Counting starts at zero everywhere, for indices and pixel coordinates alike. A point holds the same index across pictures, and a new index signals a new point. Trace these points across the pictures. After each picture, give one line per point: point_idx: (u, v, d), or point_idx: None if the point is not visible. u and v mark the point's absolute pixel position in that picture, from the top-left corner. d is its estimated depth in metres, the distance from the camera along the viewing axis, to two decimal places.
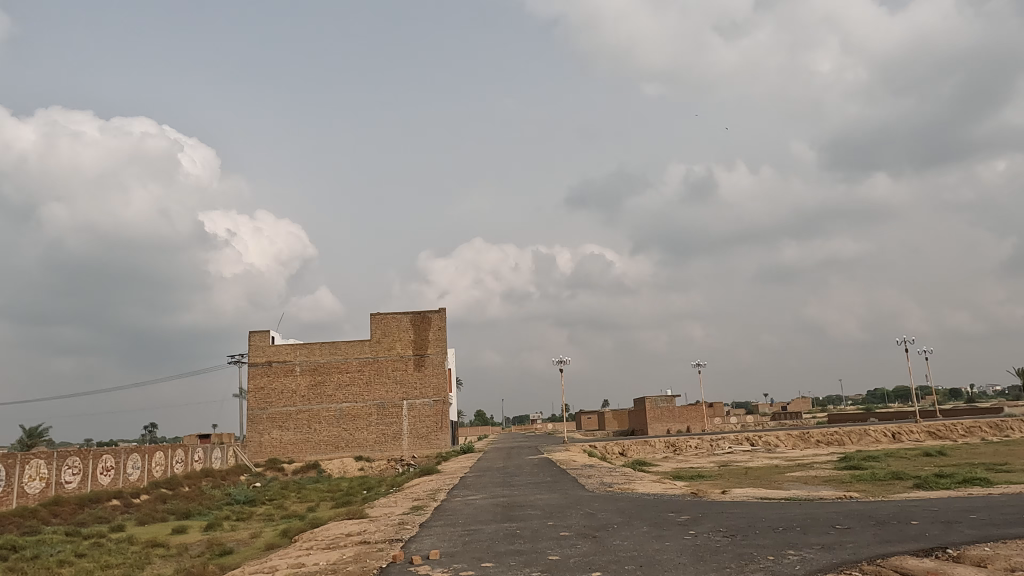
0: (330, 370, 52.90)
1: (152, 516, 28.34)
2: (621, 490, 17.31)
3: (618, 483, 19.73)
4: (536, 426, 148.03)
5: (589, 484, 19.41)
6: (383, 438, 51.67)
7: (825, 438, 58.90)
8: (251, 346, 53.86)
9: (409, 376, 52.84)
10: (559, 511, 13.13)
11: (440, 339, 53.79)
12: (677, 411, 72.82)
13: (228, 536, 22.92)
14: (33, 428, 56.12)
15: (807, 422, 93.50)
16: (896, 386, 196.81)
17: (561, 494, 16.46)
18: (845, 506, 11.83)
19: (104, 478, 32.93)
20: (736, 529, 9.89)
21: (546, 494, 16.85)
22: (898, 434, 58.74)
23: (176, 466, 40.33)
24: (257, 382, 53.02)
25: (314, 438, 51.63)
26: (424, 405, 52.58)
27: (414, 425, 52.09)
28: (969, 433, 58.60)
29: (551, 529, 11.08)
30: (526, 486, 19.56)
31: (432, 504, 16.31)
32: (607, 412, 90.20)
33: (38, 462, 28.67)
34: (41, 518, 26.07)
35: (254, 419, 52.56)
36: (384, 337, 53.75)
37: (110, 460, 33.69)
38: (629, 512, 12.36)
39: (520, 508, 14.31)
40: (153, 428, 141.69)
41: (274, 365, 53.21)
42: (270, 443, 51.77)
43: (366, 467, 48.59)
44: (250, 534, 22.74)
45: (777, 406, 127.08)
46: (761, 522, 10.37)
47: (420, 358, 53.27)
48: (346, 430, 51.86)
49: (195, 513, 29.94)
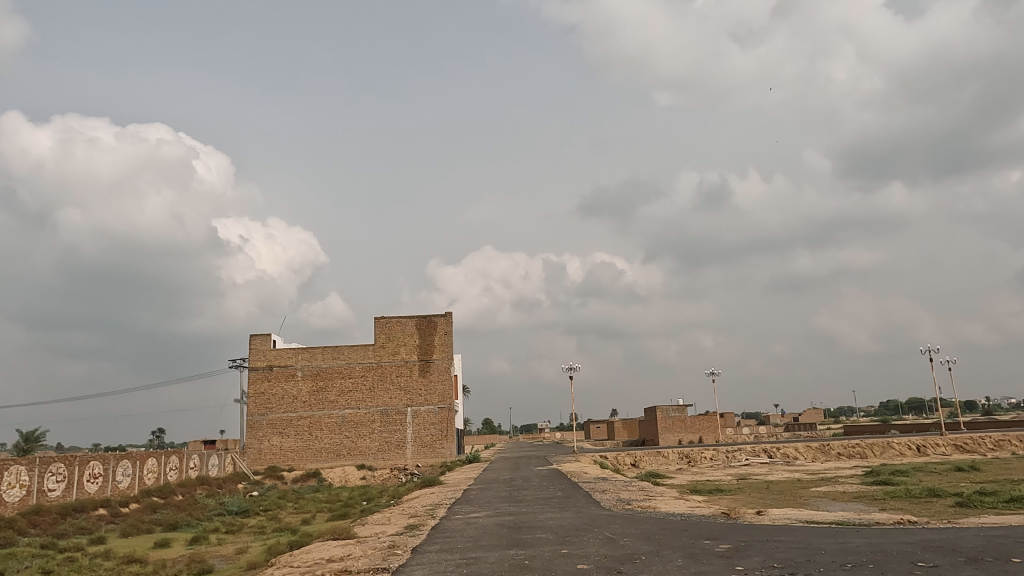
0: (332, 375, 51.27)
1: (137, 528, 26.76)
2: (643, 509, 15.38)
3: (636, 500, 17.80)
4: (543, 435, 145.66)
5: (605, 499, 17.58)
6: (387, 445, 49.98)
7: (847, 450, 56.50)
8: (252, 350, 52.29)
9: (414, 382, 51.12)
10: (574, 537, 11.31)
11: (446, 344, 52.09)
12: (689, 422, 70.63)
13: (212, 551, 21.22)
14: (30, 433, 54.74)
15: (823, 434, 90.66)
16: (912, 399, 191.99)
17: (575, 513, 14.63)
18: (916, 536, 9.93)
19: (91, 486, 31.32)
20: (796, 565, 8.03)
21: (559, 512, 15.05)
22: (924, 447, 56.35)
23: (170, 473, 38.63)
24: (257, 386, 51.48)
25: (315, 445, 49.98)
26: (429, 412, 50.81)
27: (419, 433, 50.30)
28: (999, 447, 55.80)
29: (566, 560, 9.30)
30: (533, 503, 17.71)
31: (430, 522, 14.52)
32: (618, 420, 88.33)
33: (18, 468, 27.09)
34: (18, 528, 24.51)
35: (254, 426, 50.90)
36: (388, 341, 52.11)
37: (98, 467, 32.01)
38: (657, 538, 10.52)
39: (528, 530, 12.52)
40: (161, 431, 141.77)
41: (275, 369, 51.67)
42: (270, 450, 50.13)
43: (369, 476, 46.91)
44: (237, 549, 21.07)
45: (788, 418, 124.46)
46: (822, 555, 8.56)
47: (425, 363, 51.55)
48: (347, 437, 50.17)
49: (183, 524, 28.22)
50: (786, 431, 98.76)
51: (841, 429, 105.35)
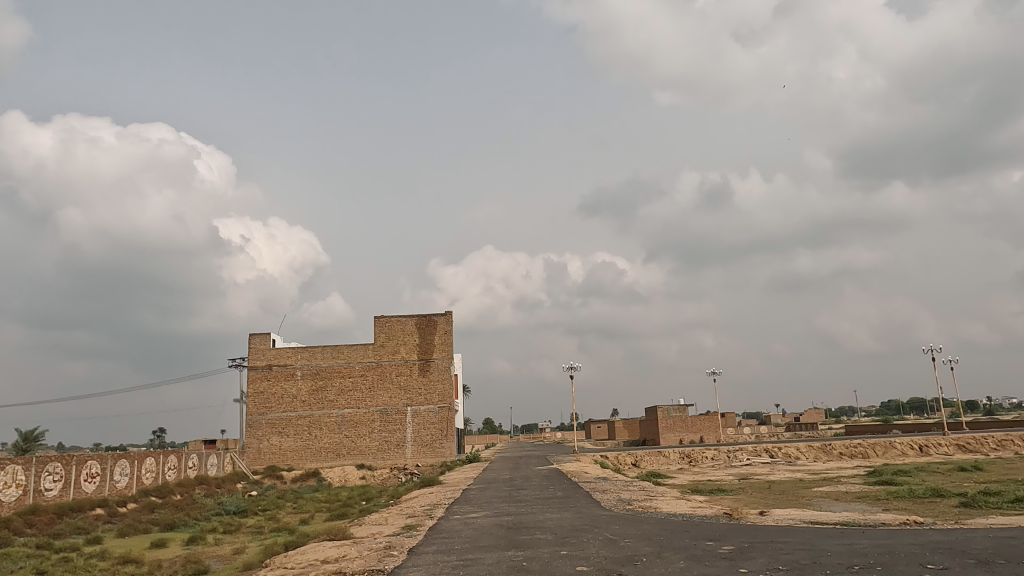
0: (332, 375, 51.08)
1: (134, 528, 26.55)
2: (643, 510, 15.17)
3: (637, 501, 17.58)
4: (543, 435, 145.22)
5: (605, 500, 17.35)
6: (387, 445, 49.77)
7: (849, 450, 56.23)
8: (251, 350, 52.10)
9: (413, 382, 50.90)
10: (573, 538, 11.08)
11: (446, 343, 51.88)
12: (690, 421, 70.37)
13: (209, 552, 21.02)
14: (29, 432, 54.57)
15: (824, 434, 90.43)
16: (913, 399, 191.60)
17: (575, 514, 14.40)
18: (924, 537, 9.71)
19: (89, 485, 31.13)
20: (801, 567, 7.82)
21: (558, 512, 14.83)
22: (926, 447, 56.08)
23: (168, 472, 38.44)
24: (256, 386, 51.28)
25: (315, 445, 49.79)
26: (428, 412, 50.59)
27: (418, 433, 50.09)
28: (1002, 447, 55.52)
29: (565, 562, 9.08)
30: (533, 503, 17.48)
31: (428, 523, 14.29)
32: (618, 420, 88.07)
33: (14, 468, 26.88)
34: (14, 528, 24.32)
35: (253, 425, 50.70)
36: (387, 341, 51.90)
37: (95, 467, 31.81)
38: (658, 540, 10.31)
39: (527, 531, 12.29)
40: (161, 432, 141.61)
41: (275, 369, 51.48)
42: (269, 450, 49.94)
43: (368, 476, 46.71)
44: (234, 550, 20.87)
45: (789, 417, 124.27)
46: (828, 557, 8.34)
47: (425, 362, 51.34)
48: (347, 437, 49.97)
49: (180, 524, 28.01)
50: (787, 431, 98.43)
51: (842, 429, 105.08)
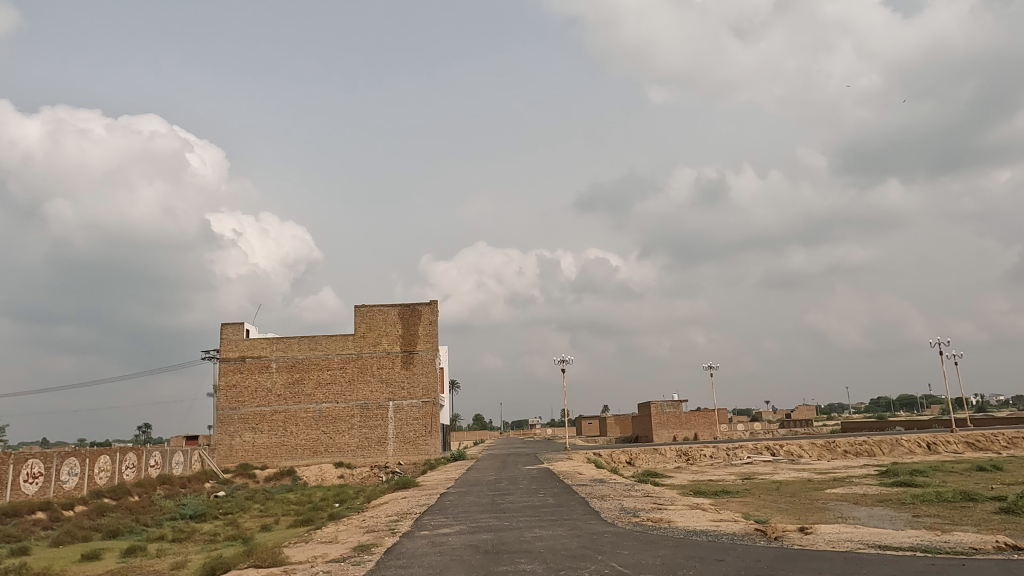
0: (309, 367, 48.14)
1: (71, 535, 23.52)
2: (655, 524, 12.41)
3: (644, 510, 14.90)
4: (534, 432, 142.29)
5: (605, 510, 14.65)
6: (367, 442, 46.86)
7: (854, 448, 53.77)
8: (223, 341, 49.02)
9: (396, 375, 48.01)
10: (571, 571, 8.28)
11: (431, 334, 48.97)
12: (685, 418, 67.84)
13: (144, 567, 18.09)
14: None
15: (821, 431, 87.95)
16: (903, 396, 190.16)
17: (571, 531, 11.63)
18: None
19: (30, 487, 28.07)
20: None
21: (549, 529, 12.02)
22: (934, 445, 53.55)
23: (126, 472, 35.34)
24: (228, 379, 48.18)
25: (291, 442, 46.91)
26: (411, 407, 47.69)
27: (401, 429, 47.21)
28: (1012, 445, 53.08)
29: None
30: (518, 513, 14.69)
31: (385, 543, 11.44)
32: (609, 417, 85.56)
33: None
34: None
35: (225, 420, 47.66)
36: (369, 331, 48.93)
37: (38, 466, 28.73)
38: None
39: (508, 558, 9.42)
40: (148, 426, 138.84)
41: (248, 361, 48.49)
42: (242, 447, 46.98)
43: (347, 475, 43.91)
44: (174, 563, 18.00)
45: (781, 415, 121.28)
46: None
47: (408, 355, 48.45)
48: (325, 433, 47.04)
49: (125, 531, 24.94)
50: (781, 428, 95.77)
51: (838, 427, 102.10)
